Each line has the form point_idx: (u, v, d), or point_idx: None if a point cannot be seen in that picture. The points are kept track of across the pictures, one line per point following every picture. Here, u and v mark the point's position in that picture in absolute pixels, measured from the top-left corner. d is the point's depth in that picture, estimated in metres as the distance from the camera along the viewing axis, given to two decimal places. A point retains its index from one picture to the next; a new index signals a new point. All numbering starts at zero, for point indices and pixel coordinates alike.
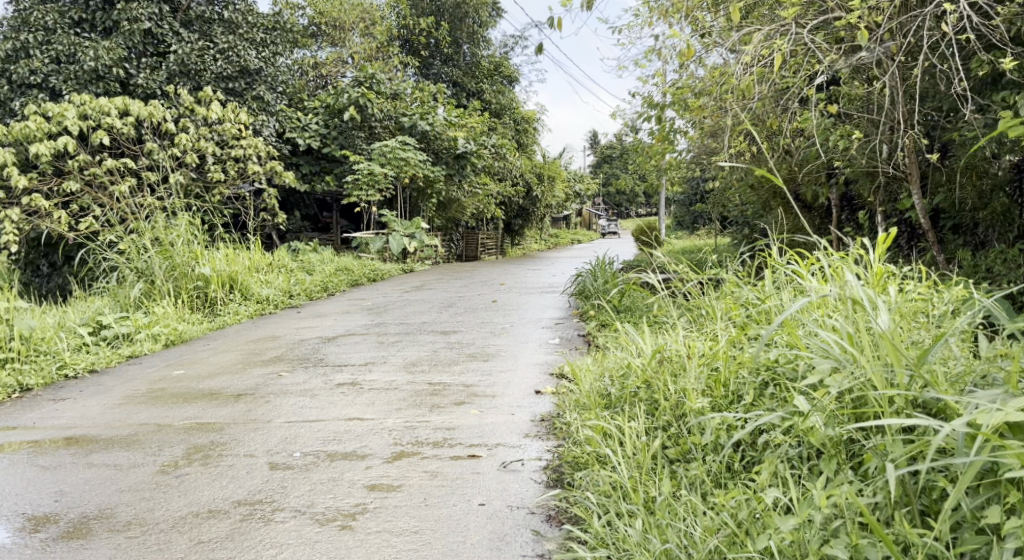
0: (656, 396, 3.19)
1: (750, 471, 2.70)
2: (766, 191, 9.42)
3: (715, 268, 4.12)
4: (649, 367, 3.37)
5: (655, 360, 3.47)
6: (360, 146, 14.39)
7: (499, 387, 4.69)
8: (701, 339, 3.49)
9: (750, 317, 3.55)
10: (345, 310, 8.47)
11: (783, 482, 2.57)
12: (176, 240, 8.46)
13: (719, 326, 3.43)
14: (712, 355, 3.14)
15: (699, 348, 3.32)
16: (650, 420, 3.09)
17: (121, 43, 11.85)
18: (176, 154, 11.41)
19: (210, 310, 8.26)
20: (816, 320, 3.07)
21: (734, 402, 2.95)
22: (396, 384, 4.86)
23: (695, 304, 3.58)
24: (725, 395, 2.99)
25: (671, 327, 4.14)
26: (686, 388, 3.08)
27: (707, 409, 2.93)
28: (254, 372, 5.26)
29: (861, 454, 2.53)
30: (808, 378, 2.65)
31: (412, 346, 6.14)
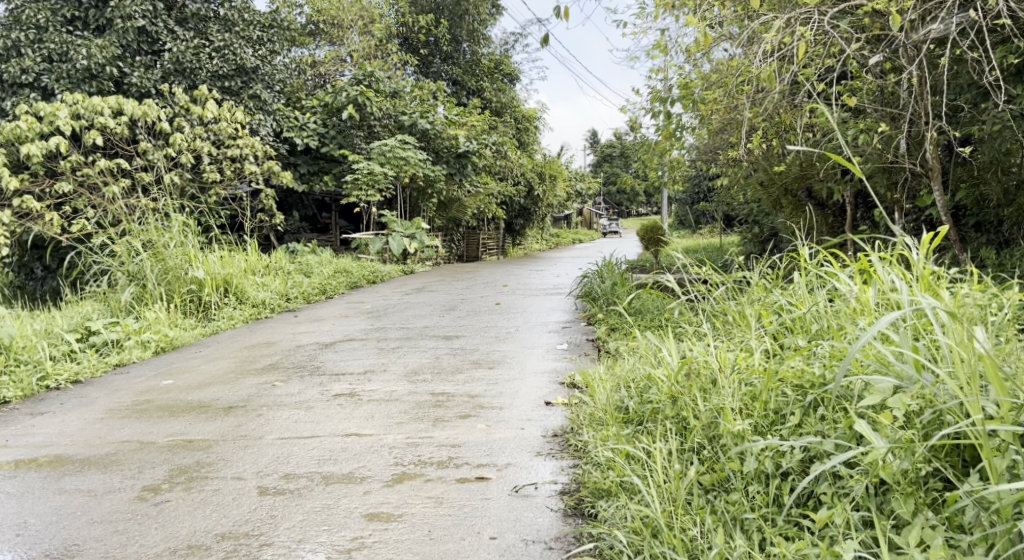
0: (685, 414, 2.92)
1: (806, 508, 2.45)
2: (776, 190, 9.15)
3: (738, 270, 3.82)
4: (675, 381, 3.10)
5: (682, 371, 3.18)
6: (359, 146, 14.10)
7: (507, 397, 4.41)
8: (730, 348, 3.21)
9: (784, 325, 3.27)
10: (344, 314, 8.19)
11: (851, 525, 2.31)
12: (169, 243, 8.18)
13: (751, 335, 3.15)
14: (748, 369, 2.88)
15: (731, 358, 3.04)
16: (682, 442, 2.82)
17: (115, 41, 11.55)
18: (171, 154, 11.11)
19: (204, 315, 7.98)
20: (866, 330, 2.80)
21: (776, 424, 2.69)
22: (396, 395, 4.57)
23: (722, 310, 3.31)
24: (766, 415, 2.71)
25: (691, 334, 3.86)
26: (721, 407, 2.81)
27: (748, 432, 2.65)
28: (246, 382, 4.97)
29: (942, 493, 2.29)
30: (873, 402, 2.38)
31: (412, 353, 5.85)
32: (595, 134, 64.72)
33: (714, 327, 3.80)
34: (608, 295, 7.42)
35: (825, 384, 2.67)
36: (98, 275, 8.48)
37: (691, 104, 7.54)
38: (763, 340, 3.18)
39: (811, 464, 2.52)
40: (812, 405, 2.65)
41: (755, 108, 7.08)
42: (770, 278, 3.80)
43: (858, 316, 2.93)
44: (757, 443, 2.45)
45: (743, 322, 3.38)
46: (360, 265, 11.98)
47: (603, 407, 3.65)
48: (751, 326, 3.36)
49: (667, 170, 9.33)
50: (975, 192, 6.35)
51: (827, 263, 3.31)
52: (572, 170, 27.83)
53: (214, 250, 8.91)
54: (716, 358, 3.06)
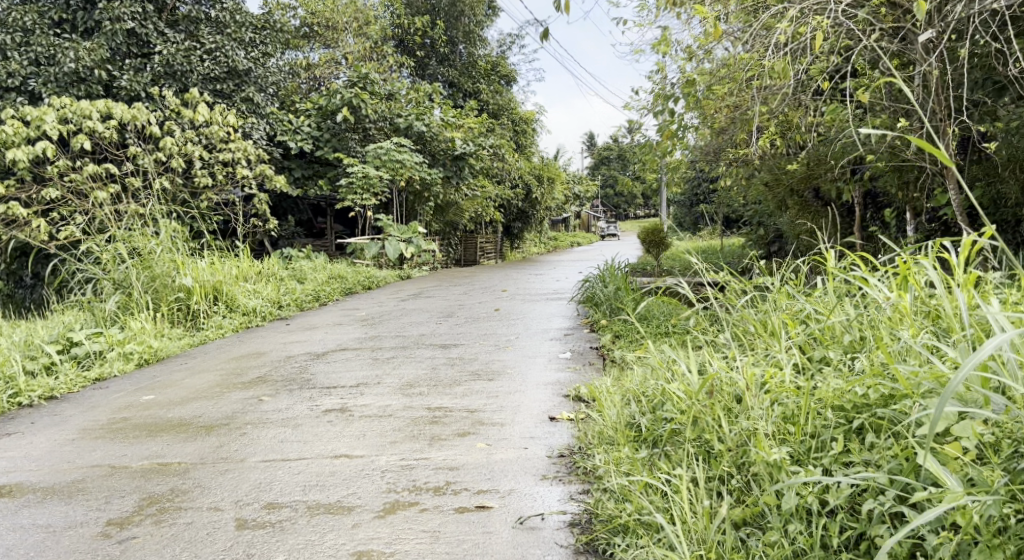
0: (709, 437, 2.66)
1: (859, 551, 2.21)
2: (782, 191, 8.88)
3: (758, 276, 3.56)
4: (696, 398, 2.83)
5: (702, 388, 2.92)
6: (354, 149, 13.80)
7: (509, 413, 4.14)
8: (752, 361, 2.95)
9: (811, 335, 3.01)
10: (337, 322, 7.90)
11: None
12: (157, 250, 7.90)
13: (777, 347, 2.89)
14: (781, 388, 2.62)
15: (757, 374, 2.77)
16: (708, 469, 2.58)
17: (104, 44, 11.26)
18: (161, 159, 10.84)
19: (193, 324, 7.68)
20: (913, 343, 2.55)
21: (815, 450, 2.44)
22: (390, 410, 4.29)
23: (744, 318, 3.04)
24: (803, 440, 2.46)
25: (705, 345, 3.60)
26: (752, 430, 2.55)
27: (784, 461, 2.40)
28: (231, 397, 4.69)
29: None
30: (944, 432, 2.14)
31: (408, 364, 5.57)
32: (592, 136, 64.43)
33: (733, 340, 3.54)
34: (611, 300, 7.15)
35: (870, 407, 2.44)
36: (83, 283, 8.18)
37: (698, 103, 7.29)
38: (790, 353, 2.93)
39: (860, 498, 2.29)
40: (859, 431, 2.42)
41: (763, 103, 6.83)
42: (793, 285, 3.52)
43: (901, 326, 2.68)
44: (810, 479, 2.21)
45: (765, 333, 3.13)
46: (356, 270, 11.70)
47: (614, 424, 3.38)
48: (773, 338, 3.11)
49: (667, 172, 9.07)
50: (991, 192, 6.11)
51: (858, 267, 3.06)
52: (570, 173, 27.61)
53: (203, 256, 8.63)
54: (741, 374, 2.79)
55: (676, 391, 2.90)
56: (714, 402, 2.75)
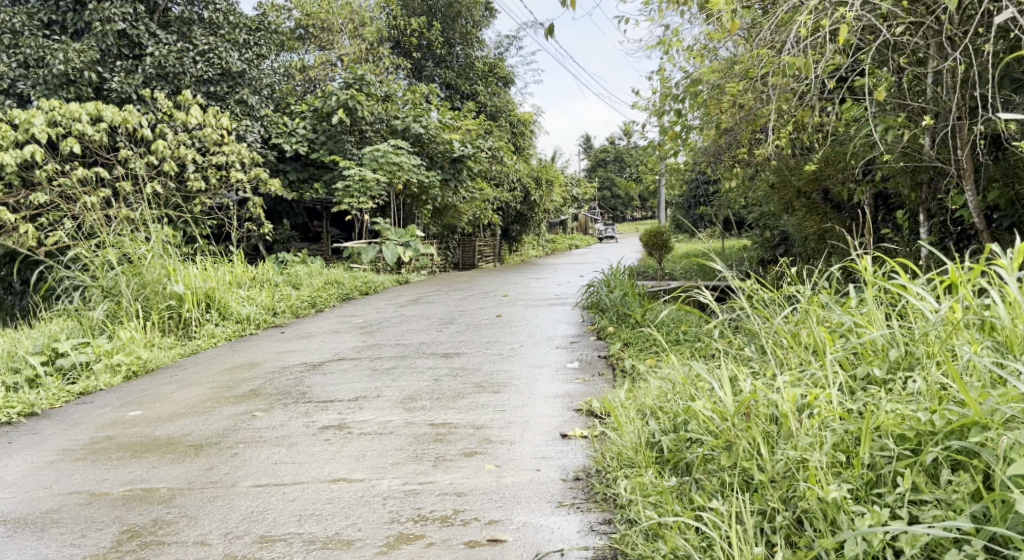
0: (750, 467, 2.62)
1: None
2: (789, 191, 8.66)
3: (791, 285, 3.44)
4: (731, 422, 2.78)
5: (736, 409, 2.85)
6: (351, 152, 13.55)
7: (518, 429, 3.90)
8: (789, 377, 2.90)
9: (850, 350, 2.96)
10: (335, 329, 7.65)
11: None
12: (147, 255, 7.66)
13: (817, 364, 2.84)
14: (831, 414, 2.58)
15: (798, 395, 2.72)
16: (752, 502, 2.54)
17: (94, 45, 10.97)
18: (154, 163, 10.63)
19: (184, 333, 7.42)
20: (977, 365, 2.50)
21: (875, 485, 2.43)
22: (391, 427, 4.06)
23: (774, 334, 2.97)
24: (861, 475, 2.44)
25: (729, 359, 3.44)
26: (802, 463, 2.51)
27: (844, 501, 2.37)
28: (223, 413, 4.45)
29: None
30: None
31: (409, 375, 5.33)
32: (588, 138, 64.15)
33: (760, 352, 3.39)
34: (618, 306, 6.92)
35: (936, 438, 2.41)
36: (70, 290, 7.90)
37: (706, 102, 7.06)
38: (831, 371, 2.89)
39: (940, 544, 2.28)
40: (923, 464, 2.41)
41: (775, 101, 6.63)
42: (823, 292, 3.40)
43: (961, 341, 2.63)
44: (886, 529, 2.19)
45: (797, 347, 3.08)
46: (352, 275, 11.45)
47: (633, 444, 3.17)
48: (807, 352, 3.04)
49: (667, 173, 8.86)
50: (1011, 193, 5.77)
51: (897, 272, 2.96)
52: (568, 174, 27.34)
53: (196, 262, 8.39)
54: (782, 396, 2.74)
55: (706, 413, 2.83)
56: (753, 427, 2.70)
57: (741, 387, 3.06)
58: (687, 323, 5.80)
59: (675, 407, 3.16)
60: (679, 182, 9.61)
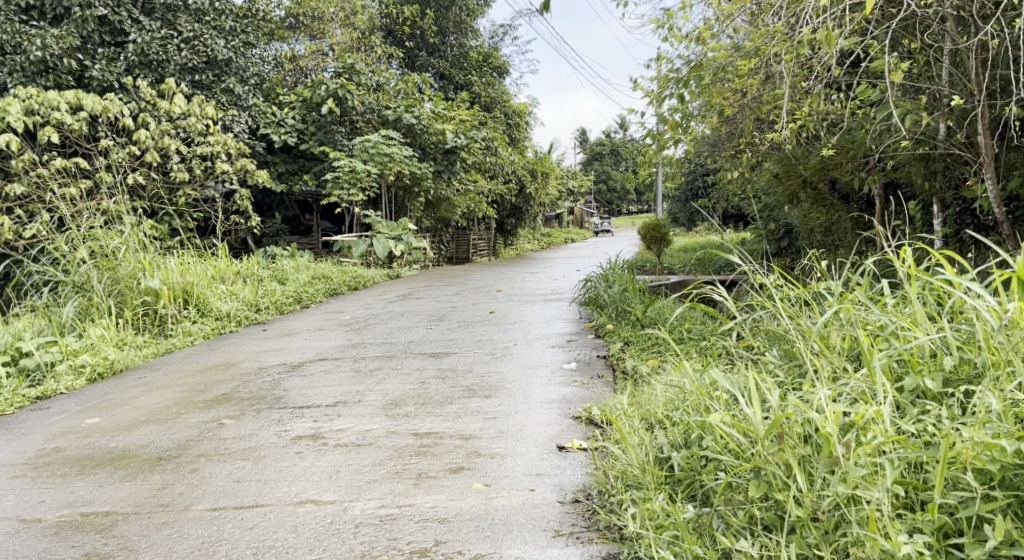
0: (787, 501, 2.34)
1: None
2: (794, 181, 8.27)
3: (821, 281, 3.12)
4: (760, 444, 2.48)
5: (767, 427, 2.56)
6: (341, 143, 13.12)
7: (511, 440, 3.53)
8: (827, 389, 2.61)
9: (895, 360, 2.69)
10: (319, 327, 7.25)
11: None
12: (121, 249, 7.26)
13: (860, 378, 2.56)
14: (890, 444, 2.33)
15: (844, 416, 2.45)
16: (792, 546, 2.28)
17: (74, 31, 10.49)
18: (135, 153, 10.25)
19: (160, 331, 7.01)
20: None
21: (950, 531, 2.24)
22: (370, 438, 3.69)
23: (805, 339, 2.67)
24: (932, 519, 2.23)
25: (748, 367, 3.11)
26: (860, 502, 2.26)
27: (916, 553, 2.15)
28: (188, 421, 4.07)
29: None
30: None
31: (394, 377, 4.97)
32: (584, 131, 63.50)
33: (783, 358, 3.08)
34: (617, 302, 6.57)
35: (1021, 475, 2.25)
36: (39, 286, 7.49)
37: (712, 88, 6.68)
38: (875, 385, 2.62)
39: None
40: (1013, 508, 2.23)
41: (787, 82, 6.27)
42: (856, 287, 3.09)
43: None
44: None
45: (828, 352, 2.79)
46: (341, 269, 11.05)
47: (639, 462, 2.82)
48: (841, 359, 2.76)
49: (664, 165, 8.50)
50: None
51: (943, 268, 2.72)
52: (564, 167, 26.92)
53: (175, 256, 7.96)
54: (822, 416, 2.46)
55: (733, 434, 2.53)
56: (789, 450, 2.41)
57: (765, 399, 2.76)
58: (692, 321, 5.45)
59: (686, 418, 2.86)
60: (677, 173, 9.23)
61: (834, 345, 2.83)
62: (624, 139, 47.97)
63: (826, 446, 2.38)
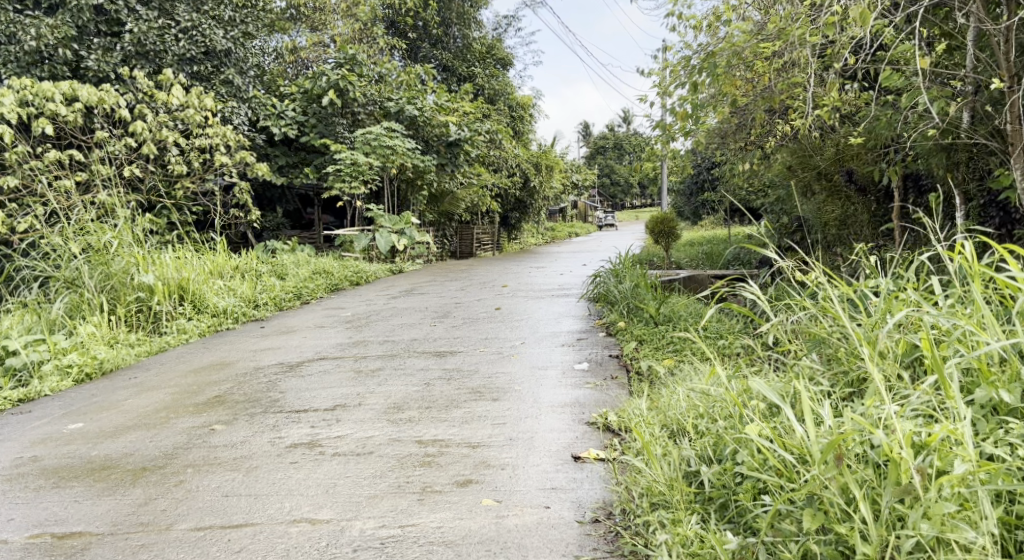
0: (851, 534, 2.20)
1: None
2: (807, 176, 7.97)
3: (870, 280, 2.92)
4: (815, 467, 2.32)
5: (822, 448, 2.40)
6: (342, 134, 12.93)
7: (523, 449, 3.29)
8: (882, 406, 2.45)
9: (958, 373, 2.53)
10: (320, 324, 7.01)
11: None
12: (114, 243, 7.00)
13: (923, 396, 2.41)
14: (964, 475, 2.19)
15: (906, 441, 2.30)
16: None
17: (69, 21, 10.23)
18: (132, 145, 10.01)
19: (154, 328, 6.75)
20: None
21: None
22: (371, 446, 3.44)
23: (862, 348, 2.51)
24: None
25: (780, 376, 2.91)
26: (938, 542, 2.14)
27: None
28: (177, 426, 3.82)
29: None
30: None
31: (397, 379, 4.71)
32: (587, 125, 63.18)
33: (823, 364, 2.90)
34: (630, 299, 6.31)
35: None
36: (30, 281, 7.24)
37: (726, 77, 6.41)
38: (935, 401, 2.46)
39: None
40: None
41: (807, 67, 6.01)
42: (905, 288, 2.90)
43: None
44: None
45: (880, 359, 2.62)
46: (343, 264, 10.80)
47: (667, 477, 2.65)
48: (894, 369, 2.60)
49: (669, 157, 8.25)
50: None
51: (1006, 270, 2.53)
52: (568, 162, 26.62)
53: (170, 251, 7.70)
54: (883, 438, 2.30)
55: (785, 456, 2.36)
56: (848, 474, 2.26)
57: (811, 412, 2.60)
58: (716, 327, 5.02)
59: (720, 429, 2.68)
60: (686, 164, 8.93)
61: (887, 352, 2.67)
62: (627, 133, 47.66)
63: (893, 472, 2.24)
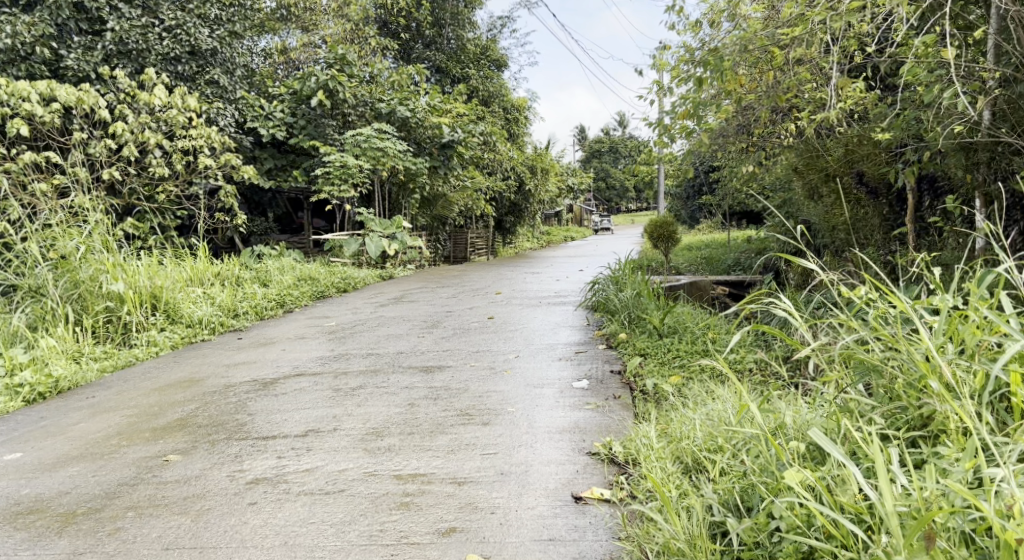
0: None
1: None
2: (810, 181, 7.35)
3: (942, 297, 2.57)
4: (902, 547, 2.06)
5: (898, 518, 2.14)
6: (332, 136, 12.35)
7: (514, 484, 2.90)
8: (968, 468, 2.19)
9: None
10: (301, 335, 6.56)
11: None
12: (81, 250, 6.52)
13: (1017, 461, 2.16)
14: None
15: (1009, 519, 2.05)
16: None
17: (47, 19, 9.76)
18: (112, 147, 9.55)
19: (124, 340, 6.29)
20: None
21: None
22: (342, 482, 3.02)
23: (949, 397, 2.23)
24: None
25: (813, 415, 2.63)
26: None
27: None
28: (128, 457, 3.39)
29: None
30: None
31: (378, 399, 4.27)
32: (582, 128, 62.79)
33: (871, 395, 2.62)
34: (631, 308, 5.90)
35: None
36: None
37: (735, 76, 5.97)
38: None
39: None
40: None
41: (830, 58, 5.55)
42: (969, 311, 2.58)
43: None
44: None
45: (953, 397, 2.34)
46: (329, 269, 10.38)
47: (688, 533, 2.40)
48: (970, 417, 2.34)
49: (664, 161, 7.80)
50: None
51: None
52: (563, 165, 26.18)
53: (144, 258, 7.24)
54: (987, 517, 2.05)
55: (852, 529, 2.11)
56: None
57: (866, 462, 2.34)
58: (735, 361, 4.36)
59: (756, 480, 2.42)
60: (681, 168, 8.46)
61: (960, 387, 2.39)
62: (622, 136, 47.27)
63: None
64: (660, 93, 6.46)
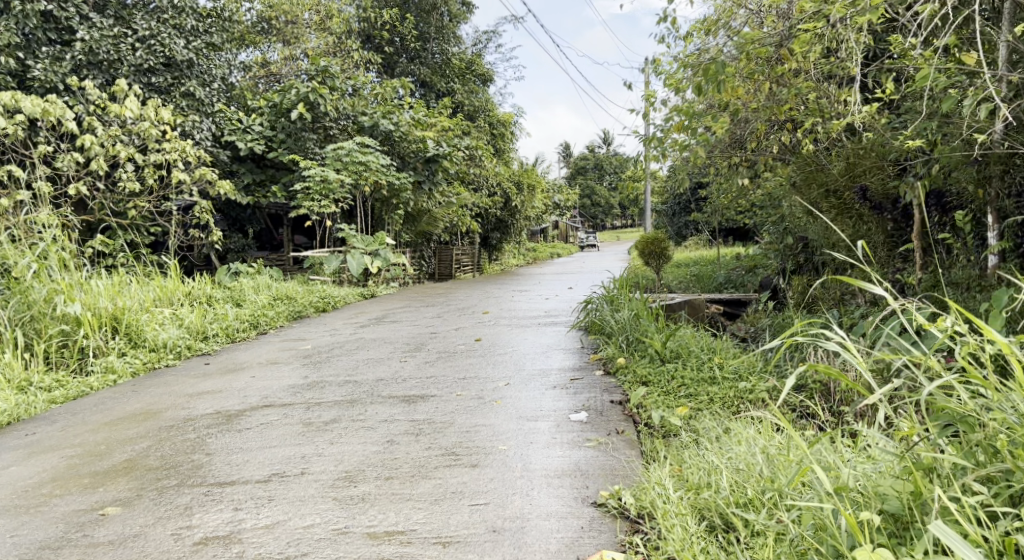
0: None
1: None
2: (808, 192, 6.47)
3: None
4: None
5: None
6: (312, 150, 11.79)
7: (509, 546, 2.56)
8: None
9: None
10: (273, 360, 6.08)
11: None
12: (33, 268, 6.00)
13: None
14: None
15: None
16: None
17: (14, 28, 9.15)
18: (81, 162, 9.05)
19: (79, 366, 5.79)
20: None
21: None
22: (307, 544, 2.63)
23: None
24: None
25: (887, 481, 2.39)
26: None
27: None
28: (63, 511, 2.97)
29: None
30: None
31: (352, 435, 3.81)
32: (566, 146, 62.55)
33: (957, 454, 2.39)
34: (630, 330, 5.46)
35: None
36: None
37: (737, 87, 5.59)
38: None
39: None
40: None
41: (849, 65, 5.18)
42: None
43: None
44: None
45: None
46: (308, 288, 9.91)
47: None
48: None
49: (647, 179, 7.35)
50: None
51: None
52: (549, 181, 25.74)
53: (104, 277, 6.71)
54: None
55: None
56: None
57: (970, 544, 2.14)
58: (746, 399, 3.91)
59: None
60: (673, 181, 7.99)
61: None
62: (609, 153, 46.94)
63: None
64: (653, 108, 6.09)
